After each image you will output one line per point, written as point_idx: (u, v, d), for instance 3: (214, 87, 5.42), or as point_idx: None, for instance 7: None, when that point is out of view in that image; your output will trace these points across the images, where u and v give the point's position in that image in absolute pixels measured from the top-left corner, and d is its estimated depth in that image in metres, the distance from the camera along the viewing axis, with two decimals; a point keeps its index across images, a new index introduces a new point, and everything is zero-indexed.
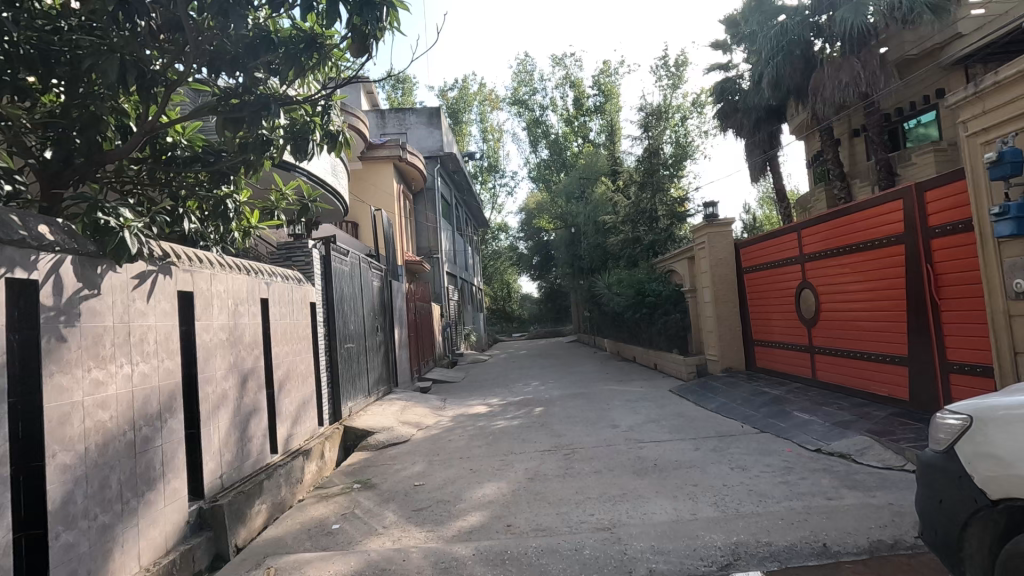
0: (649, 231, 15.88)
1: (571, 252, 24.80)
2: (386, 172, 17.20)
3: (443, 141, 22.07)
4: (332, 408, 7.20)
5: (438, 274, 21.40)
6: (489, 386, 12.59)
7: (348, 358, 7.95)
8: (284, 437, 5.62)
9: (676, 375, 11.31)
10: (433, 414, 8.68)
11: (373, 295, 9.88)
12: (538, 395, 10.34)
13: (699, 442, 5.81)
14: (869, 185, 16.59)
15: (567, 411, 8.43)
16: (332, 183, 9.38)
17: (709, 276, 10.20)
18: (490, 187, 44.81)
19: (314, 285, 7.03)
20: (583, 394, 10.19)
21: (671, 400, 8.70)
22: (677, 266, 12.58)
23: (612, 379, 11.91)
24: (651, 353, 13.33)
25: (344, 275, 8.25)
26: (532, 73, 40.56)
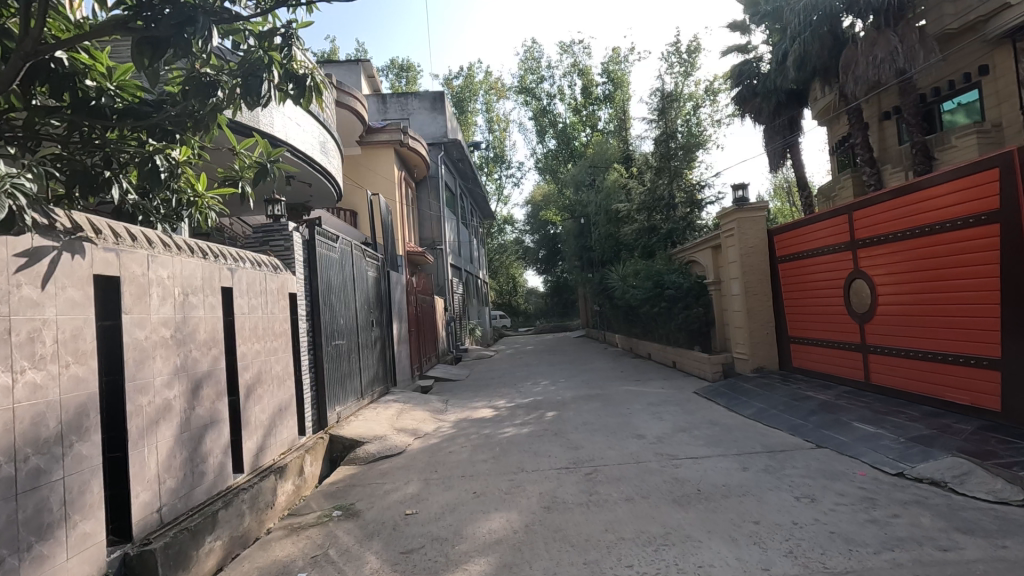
0: (666, 220, 14.91)
1: (580, 244, 23.84)
2: (386, 157, 16.28)
3: (446, 127, 21.11)
4: (317, 414, 6.31)
5: (442, 266, 20.49)
6: (495, 385, 11.68)
7: (336, 357, 7.05)
8: (252, 452, 4.73)
9: (700, 375, 10.36)
10: (433, 419, 7.77)
11: (368, 286, 8.97)
12: (549, 397, 9.42)
13: (746, 460, 4.89)
14: (902, 170, 15.53)
15: (583, 417, 7.50)
16: (321, 162, 8.46)
17: (739, 267, 9.24)
18: (496, 178, 43.81)
19: (295, 273, 6.13)
20: (598, 396, 9.27)
21: (700, 404, 7.76)
22: (700, 256, 11.61)
23: (628, 379, 10.97)
24: (670, 351, 12.36)
25: (333, 263, 7.34)
26: (539, 61, 39.46)
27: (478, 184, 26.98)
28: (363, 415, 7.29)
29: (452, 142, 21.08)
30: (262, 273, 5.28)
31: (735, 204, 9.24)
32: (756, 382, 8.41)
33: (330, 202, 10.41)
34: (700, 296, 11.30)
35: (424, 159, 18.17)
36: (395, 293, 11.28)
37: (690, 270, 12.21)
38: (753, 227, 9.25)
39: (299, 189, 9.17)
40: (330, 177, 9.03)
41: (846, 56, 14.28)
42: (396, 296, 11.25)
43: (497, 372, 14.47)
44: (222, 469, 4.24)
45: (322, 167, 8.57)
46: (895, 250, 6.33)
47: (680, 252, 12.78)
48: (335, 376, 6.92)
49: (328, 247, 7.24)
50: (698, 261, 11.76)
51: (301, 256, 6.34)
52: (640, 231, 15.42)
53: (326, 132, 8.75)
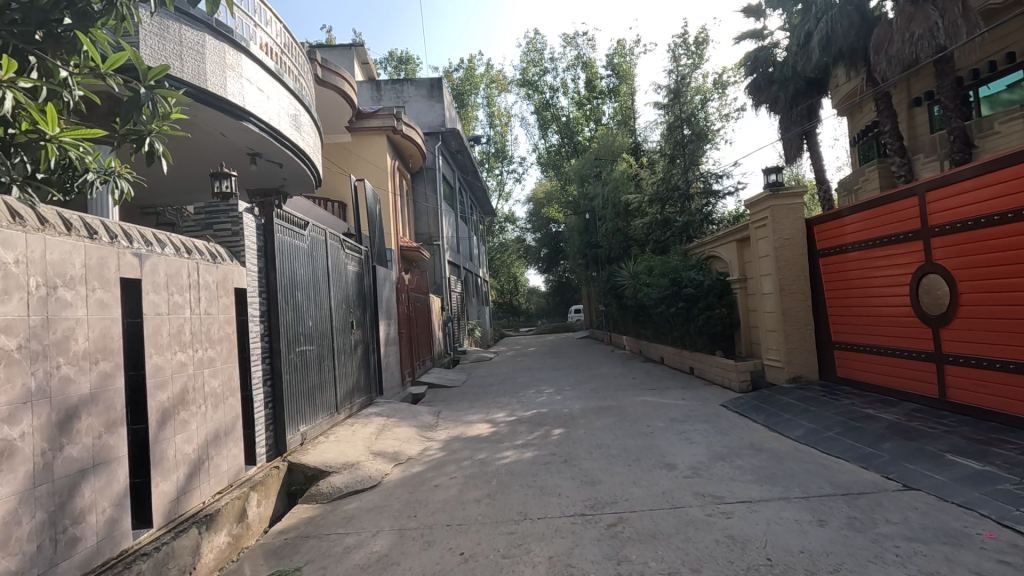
0: (679, 213, 13.74)
1: (585, 241, 22.69)
2: (377, 145, 15.12)
3: (444, 117, 19.96)
4: (273, 438, 5.16)
5: (439, 263, 19.36)
6: (494, 393, 10.54)
7: (302, 366, 5.91)
8: (168, 498, 3.58)
9: (725, 384, 9.20)
10: (420, 439, 6.62)
11: (347, 283, 7.81)
12: (554, 410, 8.27)
13: (819, 508, 3.75)
14: (935, 159, 14.35)
15: (597, 437, 6.34)
16: (291, 138, 7.28)
17: (773, 262, 8.08)
18: (496, 174, 42.70)
19: (245, 265, 4.97)
20: (611, 409, 8.12)
21: (734, 422, 6.61)
22: (722, 251, 10.44)
23: (643, 388, 9.82)
24: (688, 356, 11.19)
25: (300, 253, 6.19)
26: (542, 54, 38.30)
27: (477, 178, 25.81)
28: (336, 435, 6.15)
29: (450, 133, 19.91)
30: (192, 263, 4.13)
31: (769, 189, 8.06)
32: (795, 395, 7.26)
33: (308, 188, 9.27)
34: (722, 295, 10.12)
35: (420, 149, 16.97)
36: (383, 291, 10.12)
37: (710, 267, 11.02)
38: (790, 216, 8.07)
39: (269, 171, 8.00)
40: (304, 156, 7.86)
41: (877, 35, 13.13)
42: (383, 294, 10.08)
43: (497, 377, 13.34)
44: (113, 528, 3.08)
45: (294, 144, 7.41)
46: (982, 238, 5.16)
47: (699, 247, 11.58)
48: (300, 389, 5.78)
49: (294, 236, 6.09)
50: (721, 256, 10.59)
51: (254, 244, 5.18)
52: (651, 226, 14.27)
53: (298, 105, 7.57)
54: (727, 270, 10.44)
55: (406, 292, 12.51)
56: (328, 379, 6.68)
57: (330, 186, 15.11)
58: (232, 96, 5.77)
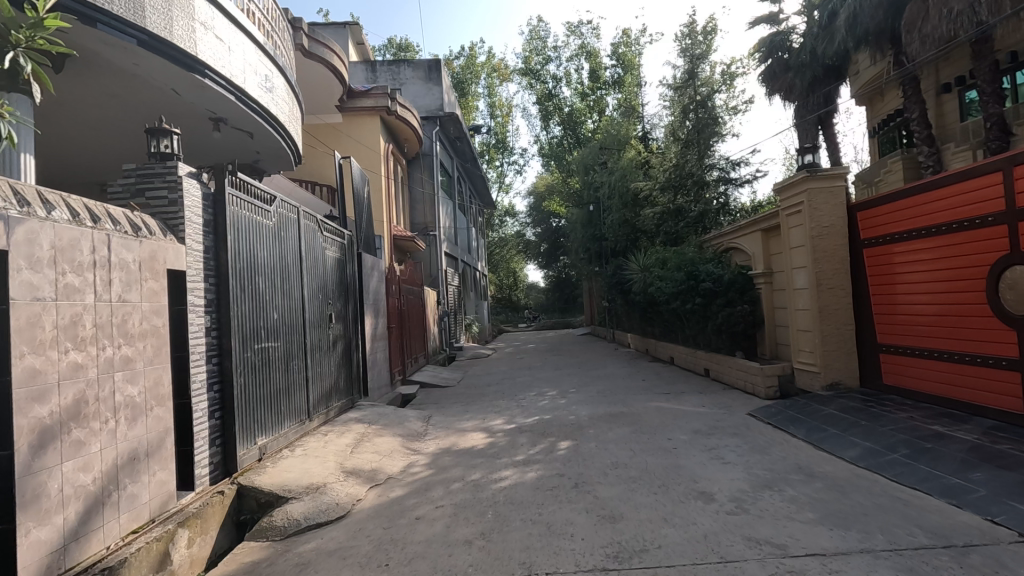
0: (693, 203, 12.79)
1: (589, 234, 21.74)
2: (369, 127, 14.14)
3: (443, 100, 18.96)
4: (220, 454, 4.23)
5: (435, 255, 18.40)
6: (492, 395, 9.62)
7: (263, 367, 4.97)
8: (46, 549, 2.63)
9: (748, 389, 8.29)
10: (403, 452, 5.70)
11: (326, 271, 6.88)
12: (558, 417, 7.35)
13: (921, 569, 2.82)
14: (967, 148, 13.40)
15: (611, 453, 5.42)
16: (263, 103, 6.29)
17: (809, 253, 7.14)
18: (496, 166, 41.71)
19: (184, 243, 4.00)
20: (623, 416, 7.19)
21: (769, 437, 5.69)
22: (745, 242, 9.49)
23: (655, 392, 8.91)
24: (703, 357, 10.27)
25: (264, 232, 5.23)
26: (545, 43, 37.22)
27: (477, 167, 24.84)
28: (304, 448, 5.21)
29: (449, 117, 18.92)
30: (102, 235, 3.17)
31: (806, 170, 7.09)
32: (837, 405, 6.33)
33: (287, 166, 8.31)
34: (744, 291, 9.19)
35: (416, 133, 15.98)
36: (370, 282, 9.18)
37: (729, 260, 10.07)
38: (830, 201, 7.12)
39: (237, 142, 7.00)
40: (278, 125, 6.86)
41: (908, 13, 12.19)
42: (370, 285, 9.15)
43: (495, 376, 12.44)
44: None
45: (265, 110, 6.41)
46: None
47: (716, 238, 10.62)
48: (260, 393, 4.85)
49: (257, 212, 5.13)
50: (742, 247, 9.64)
51: (199, 218, 4.22)
52: (662, 216, 13.34)
53: (273, 66, 6.57)
54: (749, 262, 9.50)
55: (398, 285, 11.58)
56: (299, 380, 5.75)
57: (318, 170, 14.19)
58: (178, 40, 4.77)
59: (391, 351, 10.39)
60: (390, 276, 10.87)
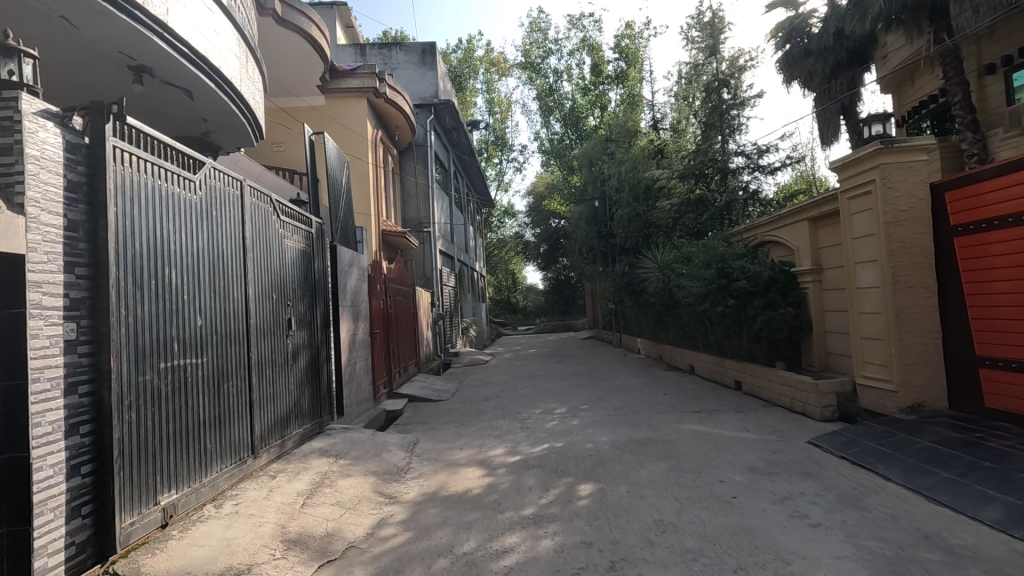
0: (716, 193, 11.45)
1: (594, 231, 20.41)
2: (355, 110, 12.82)
3: (438, 87, 17.62)
4: (89, 531, 2.83)
5: (429, 253, 17.06)
6: (491, 413, 8.26)
7: (178, 391, 3.59)
8: None
9: (797, 408, 6.96)
10: (374, 501, 4.33)
11: (284, 266, 5.50)
12: (573, 445, 6.00)
13: None
14: (1016, 134, 12.08)
15: (652, 507, 4.05)
16: (201, 49, 4.90)
17: (883, 243, 5.78)
18: (495, 163, 40.40)
19: (21, 213, 2.60)
20: (654, 444, 5.84)
21: (855, 482, 4.33)
22: (786, 233, 8.16)
23: (683, 411, 7.56)
24: (736, 367, 8.95)
25: (185, 208, 3.85)
26: (546, 36, 35.88)
27: (474, 162, 23.50)
28: (237, 502, 3.82)
29: (444, 106, 17.61)
30: None
31: (882, 141, 5.74)
32: (930, 434, 4.99)
33: (248, 140, 6.97)
34: (786, 291, 7.86)
35: (407, 119, 14.65)
36: (349, 282, 7.85)
37: (765, 255, 8.75)
38: (910, 180, 5.76)
39: (174, 101, 5.61)
40: (225, 83, 5.48)
41: None
42: (348, 286, 7.83)
43: (495, 387, 11.09)
44: None
45: (204, 58, 5.01)
46: None
47: (749, 230, 9.29)
48: (171, 432, 3.46)
49: (173, 181, 3.73)
50: (782, 241, 8.31)
51: (58, 179, 2.82)
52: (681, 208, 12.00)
53: (217, 3, 5.15)
54: (791, 258, 8.17)
55: (386, 286, 10.25)
56: (239, 406, 4.36)
57: (298, 157, 12.87)
58: None
59: (376, 361, 9.07)
60: (376, 276, 9.51)
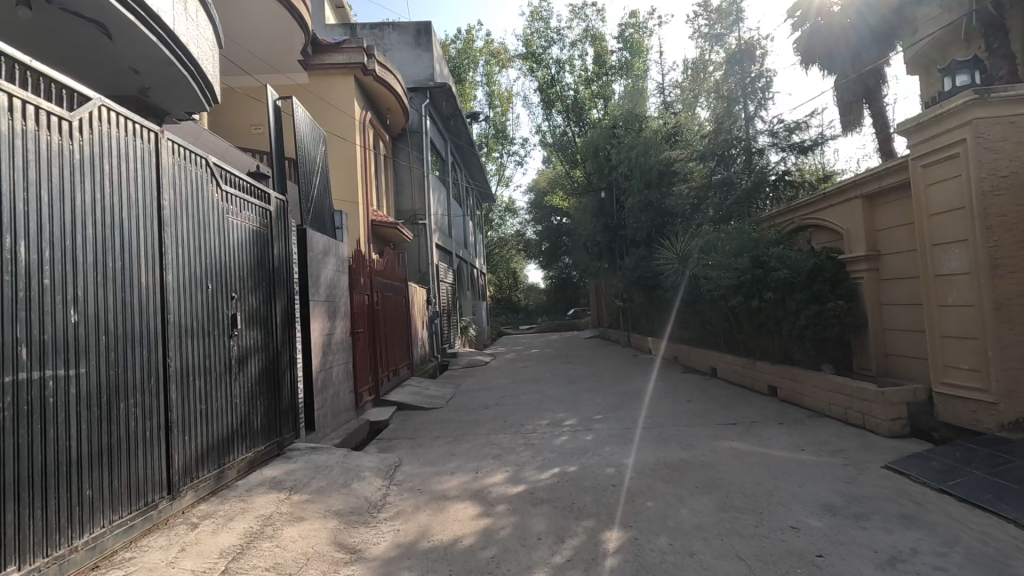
0: (741, 176, 10.29)
1: (601, 224, 19.27)
2: (342, 88, 11.70)
3: (434, 69, 16.49)
4: None
5: (425, 246, 15.94)
6: (491, 425, 7.14)
7: (30, 418, 2.46)
8: None
9: (854, 421, 5.83)
10: (329, 559, 3.20)
11: (228, 250, 4.37)
12: (590, 470, 4.87)
13: None
14: None
15: (710, 573, 2.93)
16: None
17: (978, 219, 4.64)
18: (496, 158, 39.29)
19: None
20: (690, 469, 4.71)
21: (981, 535, 3.20)
22: (833, 215, 7.03)
23: (715, 424, 6.42)
24: (771, 371, 7.82)
25: (57, 157, 2.72)
26: (547, 25, 34.70)
27: (474, 152, 22.36)
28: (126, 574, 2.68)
29: (440, 90, 16.46)
30: None
31: (975, 91, 4.59)
32: None
33: (196, 101, 5.78)
34: (835, 282, 6.73)
35: (400, 102, 13.53)
36: (322, 274, 6.70)
37: (805, 241, 7.62)
38: (1011, 139, 4.63)
39: (85, 35, 4.47)
40: (147, 15, 4.24)
41: None
42: (321, 279, 6.68)
43: (495, 393, 9.97)
44: None
45: None
46: None
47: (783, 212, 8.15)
48: (4, 483, 2.29)
49: (29, 115, 2.57)
50: (826, 224, 7.16)
51: None
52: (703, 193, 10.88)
53: None
54: (837, 243, 7.02)
55: (373, 282, 9.08)
56: (143, 432, 3.20)
57: None
58: None
59: (359, 367, 7.92)
60: (359, 270, 8.33)
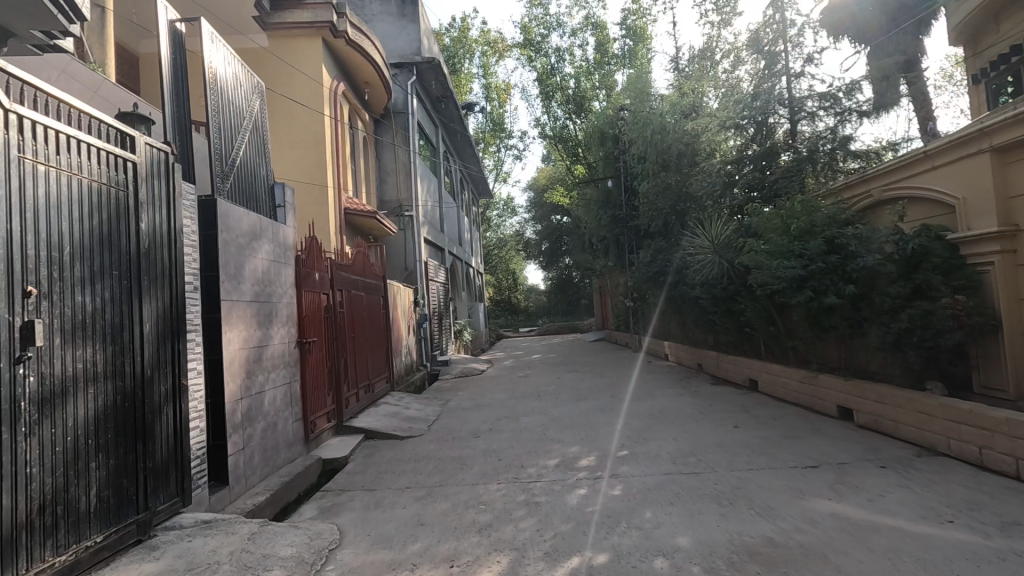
0: (785, 146, 8.52)
1: (608, 216, 17.50)
2: (307, 53, 9.89)
3: (421, 43, 14.70)
4: None
5: (411, 241, 14.12)
6: (481, 465, 5.37)
7: None
8: None
9: (1003, 468, 4.06)
10: None
11: (19, 213, 2.56)
12: (630, 564, 3.07)
13: None
14: None
15: None
16: None
17: None
18: (493, 153, 37.47)
19: None
20: (795, 567, 2.92)
21: None
22: (939, 182, 5.24)
23: (790, 467, 4.63)
24: (845, 389, 6.04)
25: None
26: (547, 11, 32.83)
27: (468, 140, 20.52)
28: None
29: (427, 65, 14.67)
30: None
31: None
32: None
33: (40, 9, 3.88)
34: (947, 271, 4.94)
35: (381, 74, 11.75)
36: (246, 265, 4.86)
37: (891, 219, 5.82)
38: None
39: None
40: None
41: None
42: (247, 272, 4.86)
43: (488, 414, 8.17)
44: None
45: None
46: None
47: (855, 182, 6.33)
48: None
49: None
50: (927, 194, 5.37)
51: None
52: (739, 167, 9.06)
53: None
54: (946, 219, 5.24)
55: (335, 279, 7.24)
56: None
57: None
58: None
59: (311, 390, 6.09)
60: (313, 263, 6.49)
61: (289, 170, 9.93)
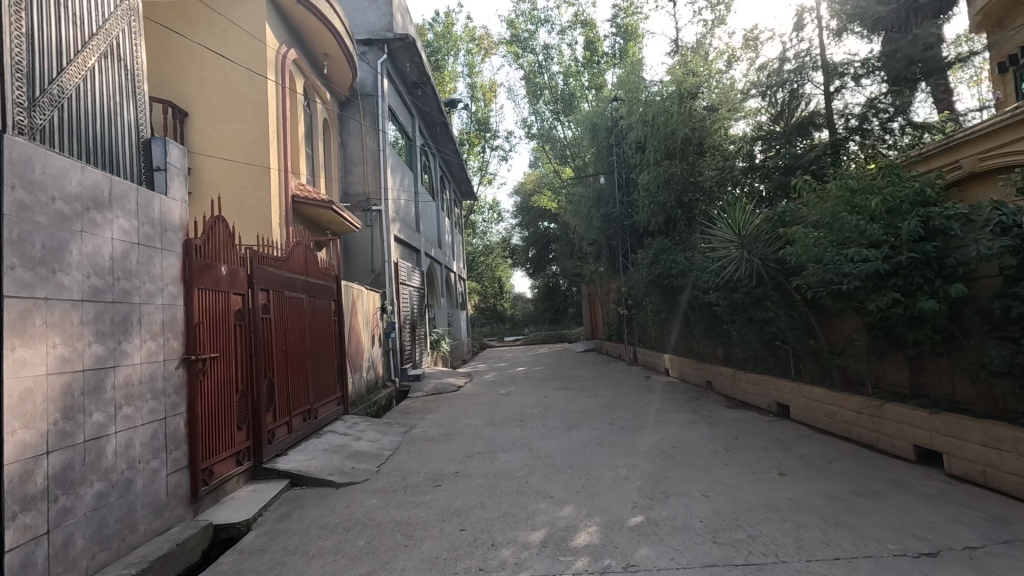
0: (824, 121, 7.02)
1: (601, 215, 15.98)
2: (246, 7, 8.20)
3: (394, 18, 13.12)
4: None
5: (379, 239, 12.45)
6: (434, 540, 3.73)
7: None
8: None
9: None
10: None
11: None
12: None
13: None
14: None
15: None
16: None
17: None
18: (478, 154, 35.92)
19: None
20: None
21: None
22: None
23: (897, 557, 3.05)
24: (931, 427, 4.50)
25: None
26: (535, 6, 31.45)
27: (449, 133, 18.91)
28: None
29: (400, 43, 13.09)
30: None
31: None
32: None
33: None
34: None
35: (343, 44, 10.11)
36: (75, 246, 3.20)
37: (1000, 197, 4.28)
38: None
39: None
40: None
41: None
42: (75, 257, 3.20)
43: (457, 448, 6.53)
44: None
45: None
46: None
47: (934, 151, 4.85)
48: None
49: None
50: None
51: None
52: (769, 145, 7.61)
53: None
54: None
55: (258, 277, 5.59)
56: None
57: (163, 79, 8.28)
58: None
59: (204, 426, 4.42)
60: (217, 254, 4.85)
61: (223, 145, 8.23)
